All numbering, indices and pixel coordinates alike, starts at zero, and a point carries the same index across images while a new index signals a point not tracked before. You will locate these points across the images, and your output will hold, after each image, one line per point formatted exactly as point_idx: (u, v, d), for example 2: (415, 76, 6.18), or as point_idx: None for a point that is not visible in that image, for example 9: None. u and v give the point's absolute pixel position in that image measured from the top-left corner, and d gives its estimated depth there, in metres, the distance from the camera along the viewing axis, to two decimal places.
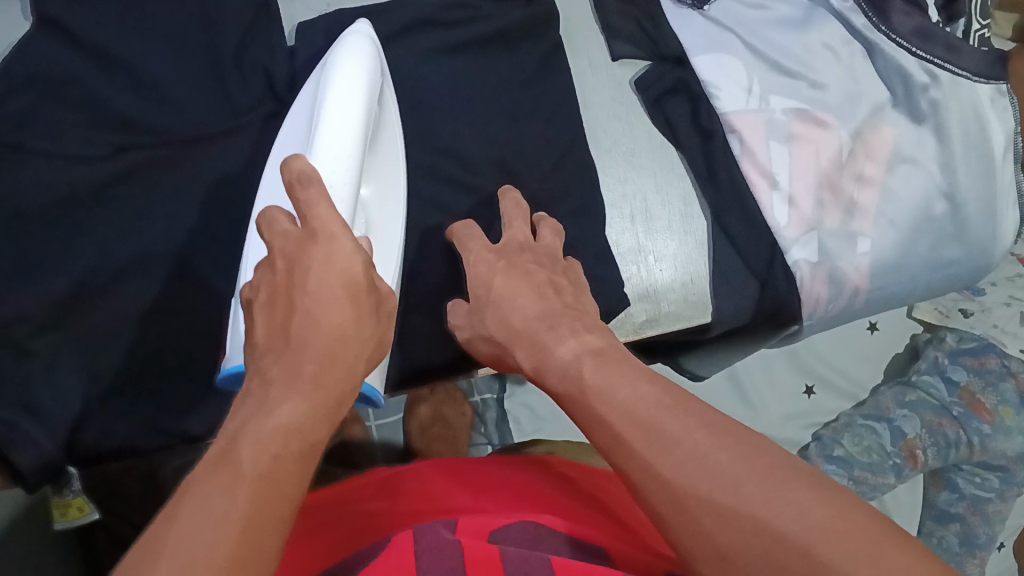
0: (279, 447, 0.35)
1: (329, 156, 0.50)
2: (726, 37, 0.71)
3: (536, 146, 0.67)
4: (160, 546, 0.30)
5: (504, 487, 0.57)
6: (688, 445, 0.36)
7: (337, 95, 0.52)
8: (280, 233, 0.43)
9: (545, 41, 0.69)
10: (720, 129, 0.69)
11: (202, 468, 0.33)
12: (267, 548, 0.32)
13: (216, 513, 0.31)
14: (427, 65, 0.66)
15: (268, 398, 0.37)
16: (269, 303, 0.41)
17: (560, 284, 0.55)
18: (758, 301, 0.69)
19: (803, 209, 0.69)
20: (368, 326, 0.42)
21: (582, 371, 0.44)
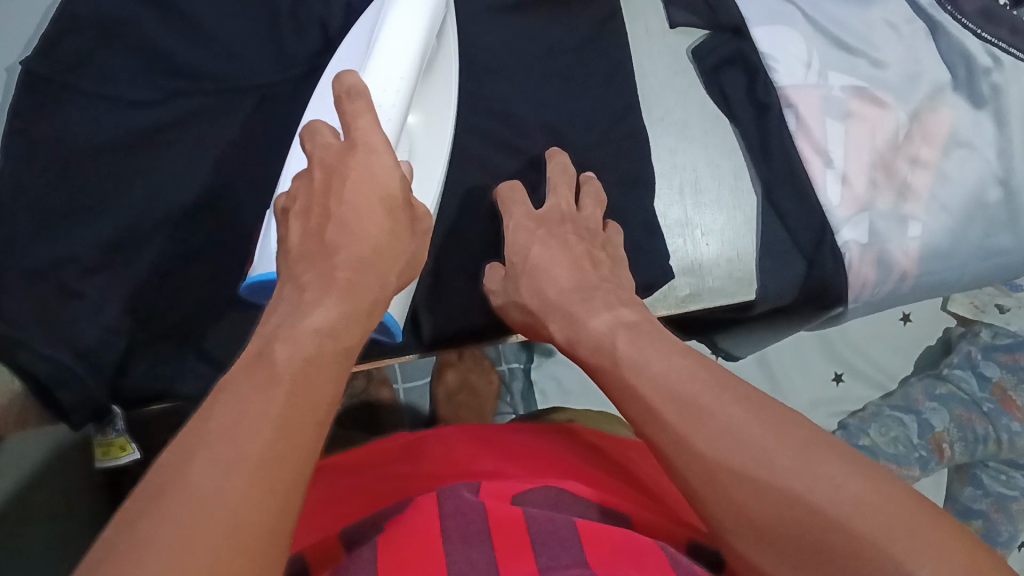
0: (313, 350, 0.35)
1: (381, 73, 0.51)
2: (787, 9, 0.70)
3: (588, 111, 0.66)
4: (196, 442, 0.30)
5: (530, 454, 0.57)
6: (723, 417, 0.36)
7: (400, 15, 0.53)
8: (322, 145, 0.45)
9: (604, 5, 0.68)
10: (776, 102, 0.68)
11: (234, 372, 0.34)
12: (304, 443, 0.32)
13: (254, 406, 0.31)
14: (484, 24, 0.65)
15: (303, 301, 0.38)
16: (305, 212, 0.43)
17: (597, 258, 0.56)
18: (804, 280, 0.68)
19: (855, 188, 0.68)
20: (403, 241, 0.44)
21: (616, 344, 0.44)
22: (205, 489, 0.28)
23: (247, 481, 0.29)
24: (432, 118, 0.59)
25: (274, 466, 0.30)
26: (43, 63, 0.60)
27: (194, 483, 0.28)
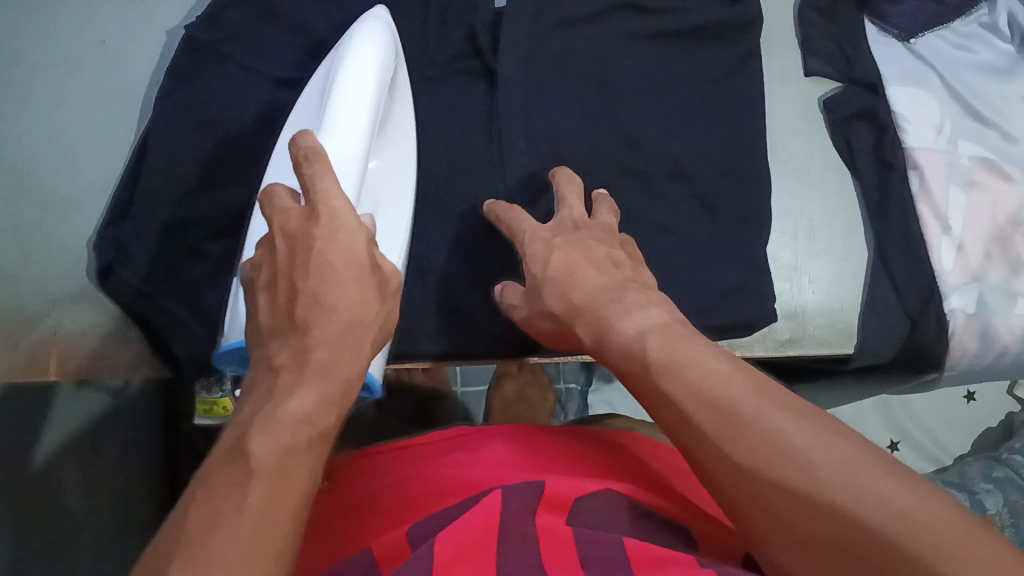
0: (290, 441, 0.35)
1: (340, 139, 0.50)
2: (926, 73, 0.70)
3: (713, 147, 0.67)
4: (175, 551, 0.31)
5: (581, 455, 0.53)
6: (767, 427, 0.36)
7: (351, 80, 0.52)
8: (280, 210, 0.42)
9: (742, 44, 0.69)
10: (902, 163, 0.68)
11: (216, 459, 0.35)
12: (279, 539, 0.33)
13: (227, 511, 0.32)
14: (624, 47, 0.67)
15: (278, 387, 0.37)
16: (273, 283, 0.41)
17: (619, 259, 0.52)
18: (904, 343, 0.68)
19: (970, 257, 0.68)
20: (373, 308, 0.41)
21: (648, 350, 0.42)
22: None
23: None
24: (392, 179, 0.59)
25: (244, 575, 0.31)
26: (204, 31, 0.63)
27: None
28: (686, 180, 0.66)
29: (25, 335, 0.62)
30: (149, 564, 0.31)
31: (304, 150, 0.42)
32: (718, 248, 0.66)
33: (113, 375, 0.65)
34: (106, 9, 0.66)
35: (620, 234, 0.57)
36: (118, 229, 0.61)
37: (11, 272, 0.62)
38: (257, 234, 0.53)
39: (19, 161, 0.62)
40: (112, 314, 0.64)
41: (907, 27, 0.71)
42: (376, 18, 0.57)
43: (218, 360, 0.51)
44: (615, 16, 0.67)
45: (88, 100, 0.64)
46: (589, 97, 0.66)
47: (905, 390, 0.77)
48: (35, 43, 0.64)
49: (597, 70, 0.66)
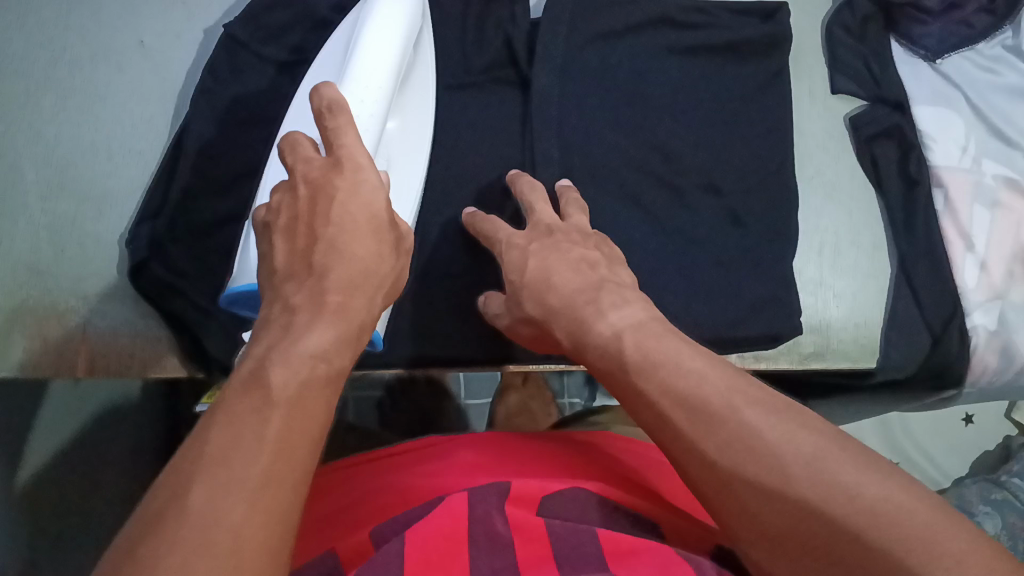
0: (307, 374, 0.34)
1: (362, 86, 0.52)
2: (953, 94, 0.71)
3: (743, 161, 0.68)
4: (196, 461, 0.29)
5: (556, 454, 0.52)
6: (737, 424, 0.35)
7: (373, 35, 0.53)
8: (303, 159, 0.43)
9: (774, 62, 0.70)
10: (927, 180, 0.69)
11: (233, 384, 0.33)
12: (300, 466, 0.31)
13: (251, 428, 0.30)
14: (659, 61, 0.68)
15: (293, 325, 0.36)
16: (291, 226, 0.41)
17: (593, 258, 0.50)
18: (927, 357, 0.68)
19: (993, 276, 0.69)
20: (386, 262, 0.42)
21: (624, 348, 0.41)
22: (211, 507, 0.27)
23: (245, 512, 0.28)
24: (407, 138, 0.59)
25: (269, 492, 0.29)
26: (248, 32, 0.63)
27: (196, 500, 0.27)
28: (717, 194, 0.67)
29: (55, 330, 0.61)
30: (169, 471, 0.29)
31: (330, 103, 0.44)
32: (746, 261, 0.66)
33: (141, 373, 0.63)
34: (146, 8, 0.66)
35: (591, 231, 0.55)
36: (153, 224, 0.61)
37: (45, 268, 0.61)
38: (274, 178, 0.53)
39: (57, 157, 0.63)
40: (143, 312, 0.63)
41: (936, 48, 0.72)
42: None
43: (224, 302, 0.51)
44: (650, 31, 0.68)
45: (126, 99, 0.65)
46: (622, 109, 0.67)
47: (929, 407, 0.78)
48: (78, 41, 0.65)
49: (632, 84, 0.67)
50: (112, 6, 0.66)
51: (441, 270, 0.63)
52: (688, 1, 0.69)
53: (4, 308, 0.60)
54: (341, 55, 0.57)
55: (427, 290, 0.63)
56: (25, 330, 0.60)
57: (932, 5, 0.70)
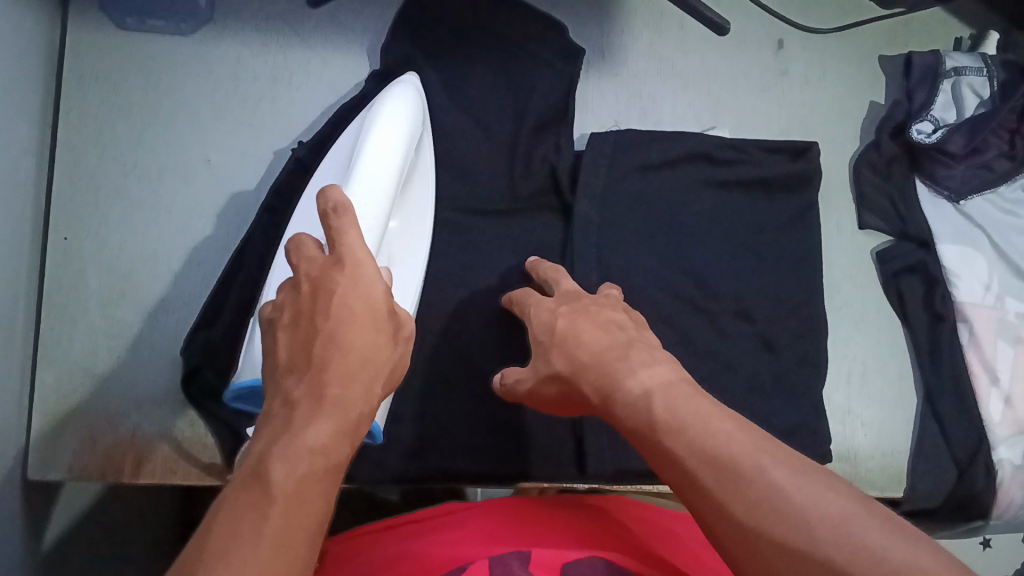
0: (306, 468, 0.34)
1: (364, 189, 0.52)
2: (976, 234, 0.73)
3: (775, 291, 0.70)
4: (195, 563, 0.30)
5: (573, 531, 0.52)
6: (765, 484, 0.35)
7: (379, 137, 0.55)
8: (307, 260, 0.43)
9: (804, 197, 0.73)
10: (952, 315, 0.71)
11: (234, 484, 0.33)
12: (297, 561, 0.32)
13: (246, 531, 0.31)
14: (696, 193, 0.71)
15: (294, 419, 0.36)
16: (294, 324, 0.40)
17: (623, 321, 0.53)
18: (951, 491, 0.67)
19: (1018, 410, 0.69)
20: (385, 352, 0.41)
21: (653, 408, 0.42)
22: None
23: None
24: (407, 234, 0.61)
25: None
26: (311, 154, 0.67)
27: None
28: (749, 320, 0.69)
29: (103, 435, 0.62)
30: (172, 569, 0.30)
31: (333, 203, 0.43)
32: (778, 387, 0.68)
33: (184, 481, 0.62)
34: (215, 128, 0.70)
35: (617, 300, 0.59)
36: (207, 333, 0.63)
37: (100, 372, 0.64)
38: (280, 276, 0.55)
39: (121, 266, 0.66)
40: (192, 420, 0.64)
41: (959, 189, 0.74)
42: (407, 86, 0.60)
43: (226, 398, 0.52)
44: (687, 165, 0.72)
45: (192, 214, 0.68)
46: (658, 237, 0.70)
47: (955, 536, 0.77)
48: (149, 157, 0.68)
49: (668, 213, 0.70)
50: (183, 125, 0.70)
51: (484, 385, 0.65)
52: (722, 139, 0.72)
53: (56, 410, 0.62)
54: (345, 156, 0.59)
55: (470, 404, 0.65)
56: (74, 433, 0.62)
57: (956, 149, 0.73)
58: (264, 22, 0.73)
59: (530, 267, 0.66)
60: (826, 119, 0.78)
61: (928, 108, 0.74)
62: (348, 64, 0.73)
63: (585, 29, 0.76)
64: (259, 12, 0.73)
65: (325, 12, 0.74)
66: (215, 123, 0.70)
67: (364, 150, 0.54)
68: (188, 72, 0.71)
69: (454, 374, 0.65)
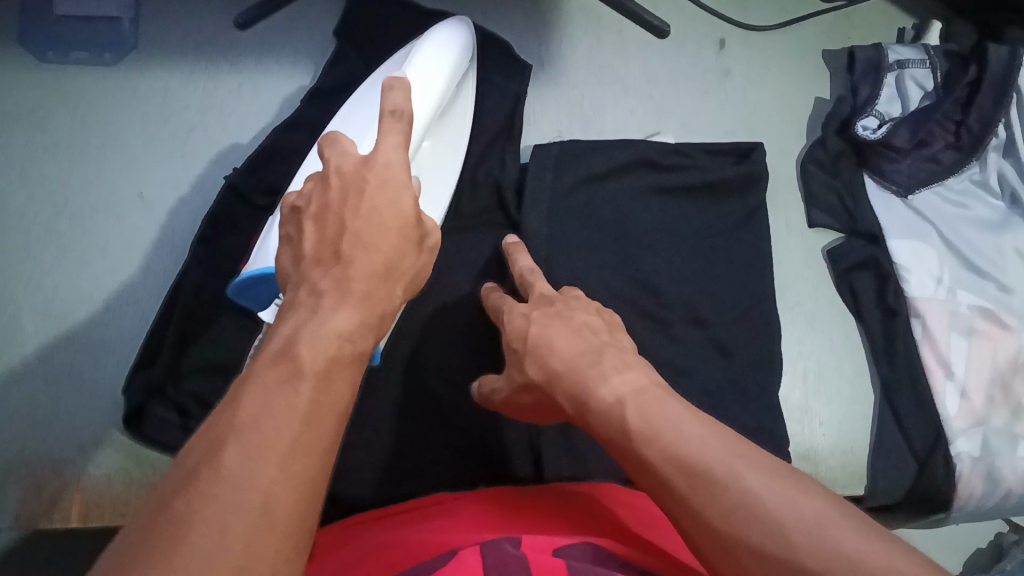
0: (336, 353, 0.34)
1: (420, 78, 0.53)
2: (924, 228, 0.72)
3: (726, 293, 0.69)
4: (227, 433, 0.29)
5: (561, 515, 0.49)
6: (740, 491, 0.33)
7: (432, 51, 0.55)
8: (340, 155, 0.40)
9: (750, 200, 0.72)
10: (905, 310, 0.70)
11: (261, 360, 0.33)
12: (325, 437, 0.31)
13: (279, 404, 0.30)
14: (643, 201, 0.70)
15: (320, 308, 0.35)
16: (320, 216, 0.39)
17: (595, 324, 0.50)
18: (912, 484, 0.66)
19: (974, 402, 0.67)
20: (410, 257, 0.40)
21: (626, 415, 0.40)
22: (239, 475, 0.28)
23: (278, 477, 0.28)
24: (440, 156, 0.61)
25: (295, 460, 0.29)
26: (244, 181, 0.64)
27: (226, 465, 0.28)
28: (701, 324, 0.68)
29: (49, 481, 0.61)
30: (200, 438, 0.30)
31: (393, 107, 0.42)
32: (733, 391, 0.67)
33: (134, 523, 0.61)
34: (147, 158, 0.68)
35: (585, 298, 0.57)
36: (148, 372, 0.61)
37: (39, 417, 0.62)
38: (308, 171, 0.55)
39: (56, 309, 0.64)
40: (140, 460, 0.62)
41: (907, 183, 0.73)
42: (462, 19, 0.59)
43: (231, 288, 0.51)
44: (634, 173, 0.70)
45: (127, 250, 0.66)
46: (606, 247, 0.68)
47: (930, 536, 0.75)
48: (79, 194, 0.67)
49: (614, 219, 0.69)
50: (114, 157, 0.68)
51: (434, 407, 0.63)
52: (666, 144, 0.71)
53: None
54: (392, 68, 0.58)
55: (419, 424, 0.63)
56: (18, 481, 0.60)
57: (901, 142, 0.72)
58: (192, 47, 0.71)
59: (510, 251, 0.64)
60: (770, 118, 0.78)
61: (872, 103, 0.73)
62: (282, 83, 0.72)
63: (524, 39, 0.76)
64: (186, 37, 0.72)
65: (255, 34, 0.73)
66: (145, 153, 0.68)
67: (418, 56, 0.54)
68: (116, 105, 0.69)
69: (404, 394, 0.63)
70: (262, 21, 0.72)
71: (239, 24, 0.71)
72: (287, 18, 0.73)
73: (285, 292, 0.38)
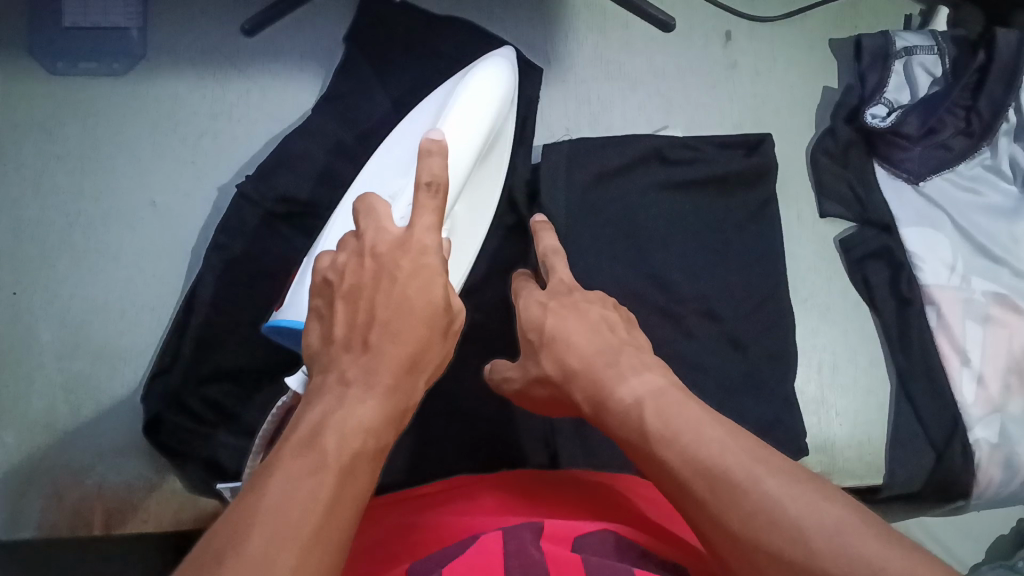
0: (358, 447, 0.34)
1: (458, 124, 0.53)
2: (937, 215, 0.72)
3: (739, 286, 0.69)
4: (249, 518, 0.30)
5: (582, 503, 0.49)
6: (760, 494, 0.33)
7: (469, 96, 0.54)
8: (375, 225, 0.43)
9: (761, 191, 0.72)
10: (919, 299, 0.70)
11: (285, 449, 0.33)
12: (343, 530, 0.31)
13: (301, 494, 0.31)
14: (653, 197, 0.70)
15: (346, 396, 0.36)
16: (352, 296, 0.40)
17: (613, 321, 0.51)
18: (931, 473, 0.66)
19: (990, 390, 0.67)
20: (435, 347, 0.41)
21: (644, 417, 0.40)
22: (259, 558, 0.28)
23: (298, 565, 0.28)
24: (471, 210, 0.60)
25: (315, 552, 0.29)
26: (256, 190, 0.64)
27: (248, 549, 0.28)
28: (715, 318, 0.68)
29: (70, 490, 0.61)
30: (223, 521, 0.30)
31: (430, 161, 0.44)
32: (748, 384, 0.67)
33: (156, 529, 0.61)
34: (159, 168, 0.69)
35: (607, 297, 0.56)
36: (166, 377, 0.61)
37: (60, 428, 0.62)
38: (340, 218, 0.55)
39: (73, 320, 0.65)
40: (159, 466, 0.62)
41: (918, 171, 0.72)
42: (505, 60, 0.58)
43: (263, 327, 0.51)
44: (644, 169, 0.70)
45: (140, 260, 0.67)
46: (618, 244, 0.68)
47: (949, 523, 0.76)
48: (91, 207, 0.67)
49: (624, 215, 0.69)
50: (125, 168, 0.68)
51: (450, 407, 0.64)
52: (676, 138, 0.71)
53: (20, 472, 0.61)
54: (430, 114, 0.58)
55: (436, 424, 0.63)
56: (41, 490, 0.61)
57: (911, 130, 0.71)
58: (199, 55, 0.72)
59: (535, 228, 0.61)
60: (779, 110, 0.78)
61: (881, 91, 0.73)
62: (291, 88, 0.72)
63: (530, 37, 0.76)
64: (193, 45, 0.72)
65: (262, 39, 0.73)
66: (156, 162, 0.69)
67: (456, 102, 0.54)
68: (127, 116, 0.70)
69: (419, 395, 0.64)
70: (268, 27, 0.73)
71: (246, 30, 0.71)
72: (293, 23, 0.73)
73: (312, 373, 0.40)
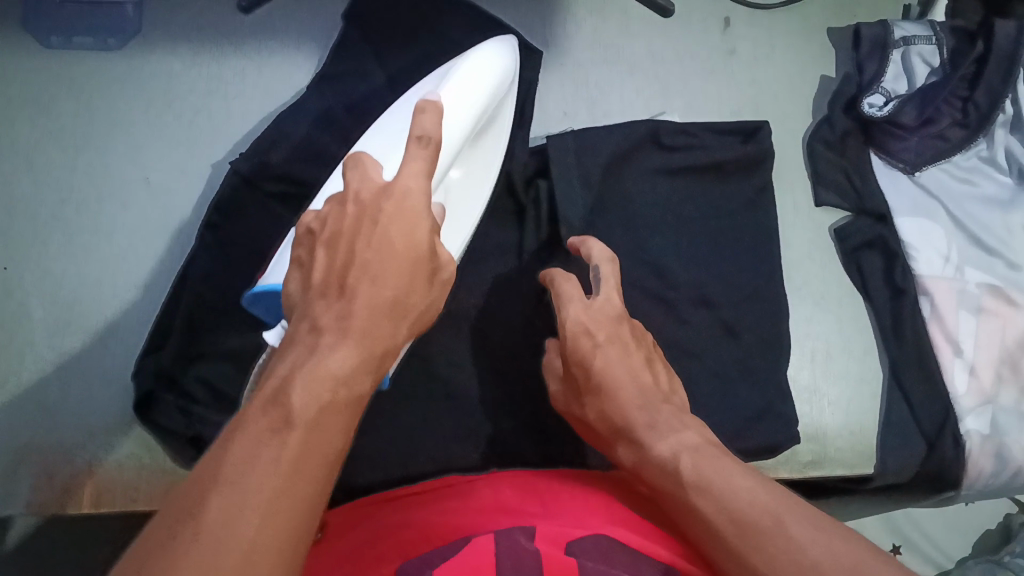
0: (327, 400, 0.35)
1: (452, 97, 0.52)
2: (932, 205, 0.72)
3: (733, 273, 0.69)
4: (211, 484, 0.32)
5: (575, 498, 0.48)
6: (788, 541, 0.36)
7: (469, 70, 0.54)
8: (361, 178, 0.43)
9: (757, 178, 0.72)
10: (913, 289, 0.70)
11: (254, 406, 0.35)
12: (308, 484, 0.33)
13: (261, 457, 0.33)
14: (648, 183, 0.70)
15: (319, 345, 0.37)
16: (333, 242, 0.41)
17: (652, 373, 0.52)
18: (922, 463, 0.66)
19: (982, 380, 0.67)
20: (420, 292, 0.41)
21: (681, 467, 0.43)
22: (215, 531, 0.31)
23: (256, 529, 0.31)
24: (469, 182, 0.60)
25: (272, 513, 0.32)
26: (251, 167, 0.64)
27: (207, 516, 0.31)
28: (709, 305, 0.68)
29: (60, 468, 0.61)
30: (190, 486, 0.33)
31: (421, 131, 0.43)
32: (741, 371, 0.67)
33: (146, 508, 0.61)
34: (153, 145, 0.68)
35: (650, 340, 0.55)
36: (155, 358, 0.60)
37: (50, 405, 0.62)
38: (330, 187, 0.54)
39: (64, 296, 0.64)
40: (149, 444, 0.62)
41: (915, 161, 0.72)
42: (506, 44, 0.59)
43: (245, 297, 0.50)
44: (640, 154, 0.70)
45: (133, 238, 0.66)
46: (612, 229, 0.68)
47: (936, 514, 0.76)
48: (85, 182, 0.67)
49: (619, 201, 0.69)
50: (118, 145, 0.68)
51: (441, 390, 0.63)
52: (672, 124, 0.71)
53: (8, 449, 0.61)
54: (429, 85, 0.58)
55: (427, 407, 0.63)
56: (30, 468, 0.61)
57: (908, 120, 0.71)
58: (195, 32, 0.71)
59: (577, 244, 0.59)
60: (776, 98, 0.77)
61: (878, 80, 0.73)
62: (285, 69, 0.71)
63: (528, 21, 0.76)
64: (189, 23, 0.71)
65: (258, 18, 0.72)
66: (150, 140, 0.68)
67: (455, 74, 0.54)
68: (121, 92, 0.69)
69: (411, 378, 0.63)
70: (264, 6, 0.72)
71: (241, 7, 0.71)
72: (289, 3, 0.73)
73: (292, 319, 0.40)
